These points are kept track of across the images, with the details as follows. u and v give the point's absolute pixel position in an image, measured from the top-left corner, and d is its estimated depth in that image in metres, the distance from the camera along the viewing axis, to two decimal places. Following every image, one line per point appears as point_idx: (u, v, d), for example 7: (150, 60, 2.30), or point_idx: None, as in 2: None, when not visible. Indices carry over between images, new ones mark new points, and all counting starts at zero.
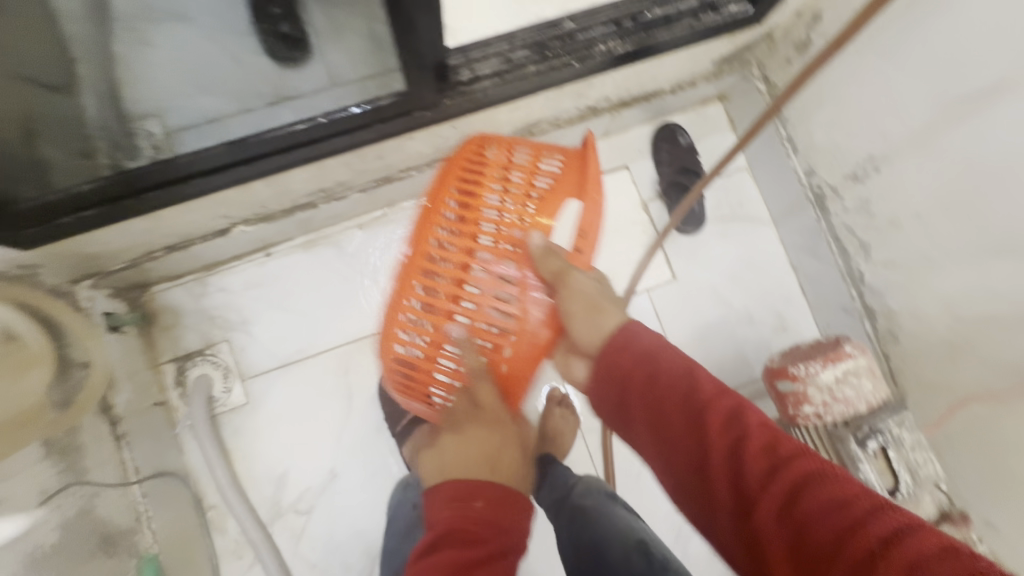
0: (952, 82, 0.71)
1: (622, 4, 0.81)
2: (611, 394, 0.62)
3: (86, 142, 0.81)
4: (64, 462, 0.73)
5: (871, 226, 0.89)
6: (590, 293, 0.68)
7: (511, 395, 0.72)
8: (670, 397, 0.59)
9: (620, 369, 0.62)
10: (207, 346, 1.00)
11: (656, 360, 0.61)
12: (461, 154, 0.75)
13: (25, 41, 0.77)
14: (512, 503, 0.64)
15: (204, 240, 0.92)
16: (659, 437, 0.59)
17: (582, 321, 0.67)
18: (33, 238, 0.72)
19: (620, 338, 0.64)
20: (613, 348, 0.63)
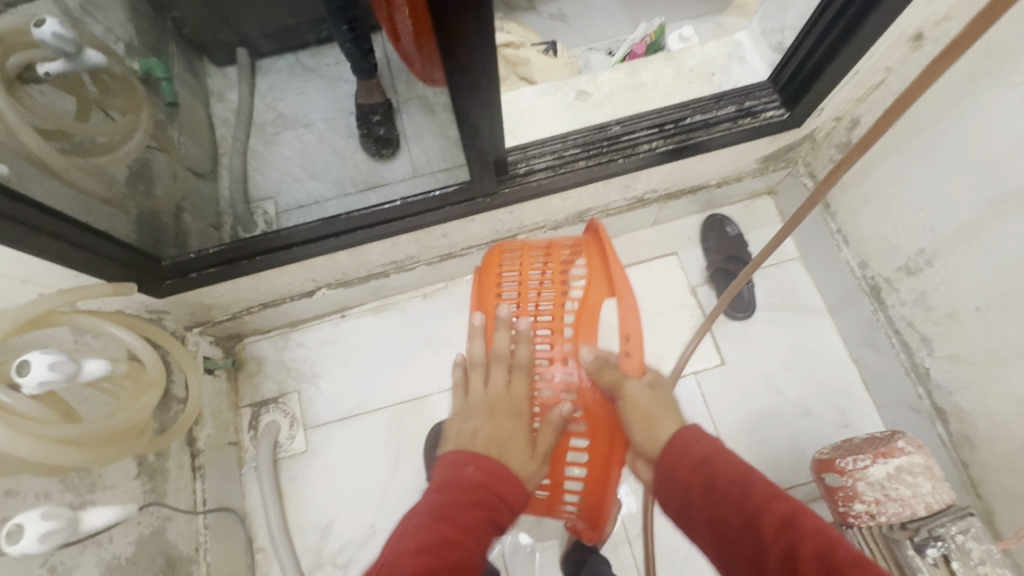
0: (991, 181, 0.72)
1: (664, 111, 0.93)
2: (672, 501, 0.58)
3: (217, 218, 1.01)
4: (150, 483, 0.84)
5: (930, 319, 0.87)
6: (643, 402, 0.69)
7: (603, 496, 0.80)
8: (722, 501, 0.53)
9: (681, 476, 0.58)
10: (280, 395, 1.11)
11: (714, 466, 0.56)
12: (495, 272, 0.87)
13: (186, 144, 1.03)
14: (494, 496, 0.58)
15: (292, 300, 1.07)
16: (721, 550, 0.53)
17: (642, 431, 0.66)
18: (168, 288, 0.90)
19: (675, 443, 0.60)
20: (673, 453, 0.60)
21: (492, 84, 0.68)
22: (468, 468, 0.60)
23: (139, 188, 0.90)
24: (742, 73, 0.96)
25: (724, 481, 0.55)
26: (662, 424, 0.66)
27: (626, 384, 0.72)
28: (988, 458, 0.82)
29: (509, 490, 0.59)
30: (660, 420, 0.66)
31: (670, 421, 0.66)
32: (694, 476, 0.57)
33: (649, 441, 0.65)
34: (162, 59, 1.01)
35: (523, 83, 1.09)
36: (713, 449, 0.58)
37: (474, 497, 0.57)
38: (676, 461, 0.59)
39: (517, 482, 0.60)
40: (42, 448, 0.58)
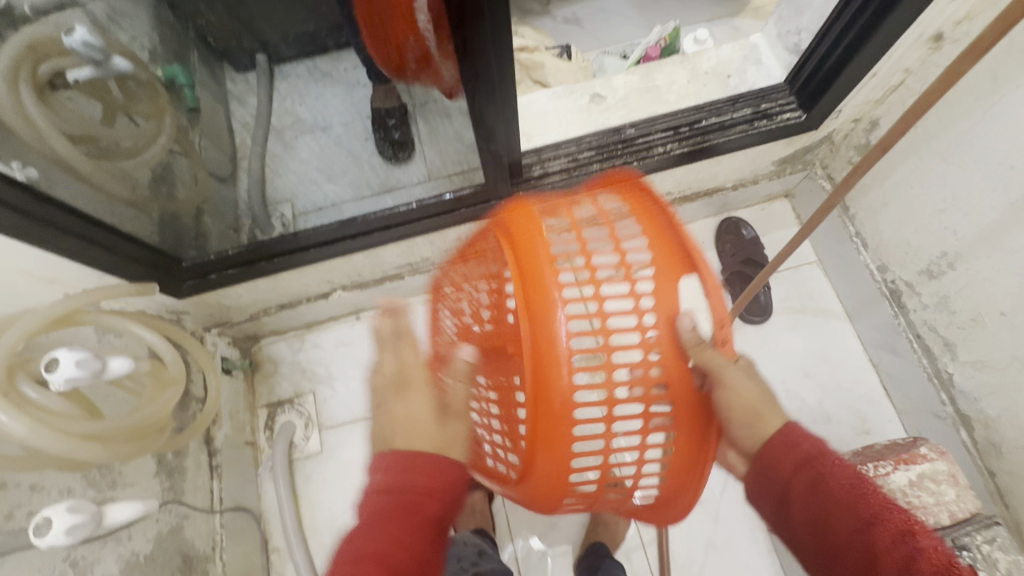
0: (1014, 183, 0.71)
1: (680, 114, 0.93)
2: (767, 497, 0.54)
3: (236, 221, 1.03)
4: (169, 481, 0.86)
5: (953, 324, 0.85)
6: (748, 398, 0.58)
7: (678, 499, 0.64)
8: (832, 508, 0.49)
9: (780, 474, 0.53)
10: (296, 396, 1.12)
11: (829, 473, 0.51)
12: (520, 214, 0.61)
13: (207, 149, 1.05)
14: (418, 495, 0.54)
15: (309, 301, 1.09)
16: (820, 554, 0.50)
17: (741, 427, 0.58)
18: (188, 289, 0.92)
19: (780, 438, 0.55)
20: (772, 448, 0.55)
21: (507, 87, 0.68)
22: (377, 477, 0.56)
23: (162, 192, 0.93)
24: (758, 75, 0.96)
25: (835, 485, 0.50)
26: (769, 422, 0.57)
27: (723, 371, 0.60)
28: (1015, 467, 0.80)
29: (422, 480, 0.54)
30: (764, 415, 0.58)
31: (776, 416, 0.58)
32: (797, 478, 0.52)
33: (754, 436, 0.57)
34: (185, 66, 1.03)
35: (538, 86, 1.09)
36: (823, 452, 0.53)
37: (385, 505, 0.53)
38: (776, 457, 0.54)
39: (429, 468, 0.55)
40: (67, 443, 0.59)
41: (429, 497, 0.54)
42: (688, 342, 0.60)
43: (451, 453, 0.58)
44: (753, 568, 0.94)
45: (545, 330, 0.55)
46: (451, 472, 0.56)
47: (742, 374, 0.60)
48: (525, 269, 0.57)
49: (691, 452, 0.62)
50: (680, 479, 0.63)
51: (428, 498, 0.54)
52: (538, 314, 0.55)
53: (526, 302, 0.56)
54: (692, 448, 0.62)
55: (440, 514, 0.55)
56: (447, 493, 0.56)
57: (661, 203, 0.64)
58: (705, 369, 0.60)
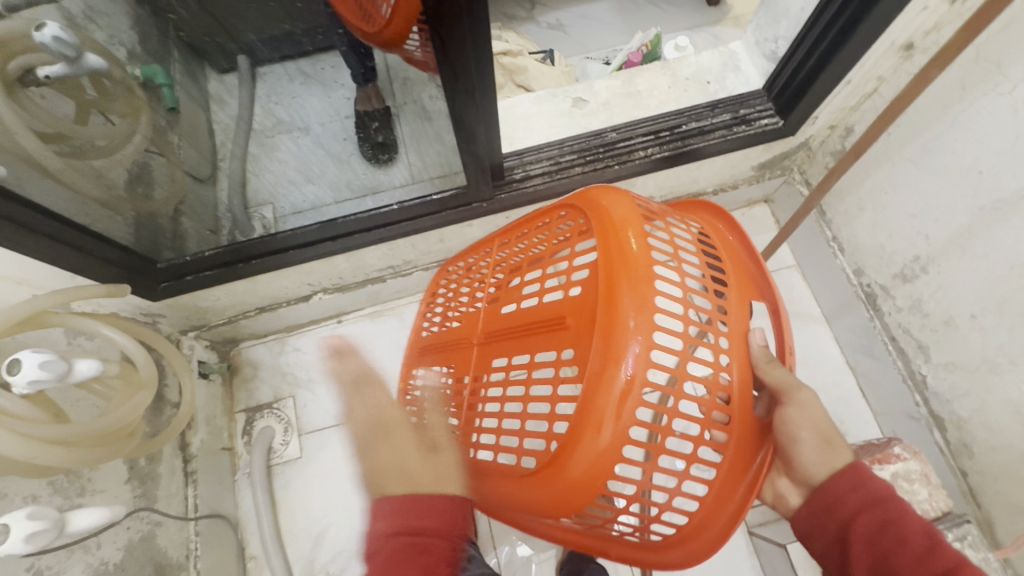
0: (982, 190, 0.73)
1: (660, 119, 0.94)
2: (826, 532, 0.57)
3: (215, 222, 1.02)
4: (141, 488, 0.84)
5: (925, 326, 0.87)
6: (819, 420, 0.60)
7: (709, 523, 0.64)
8: (899, 551, 0.52)
9: (842, 512, 0.56)
10: (275, 400, 1.11)
11: (896, 515, 0.53)
12: (607, 214, 0.64)
13: (184, 150, 1.04)
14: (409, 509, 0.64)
15: (289, 304, 1.08)
16: None
17: (813, 451, 0.59)
18: (163, 291, 0.90)
19: (848, 476, 0.57)
20: (839, 485, 0.57)
21: (489, 90, 0.69)
22: (379, 523, 0.64)
23: (139, 191, 0.91)
24: (738, 81, 0.97)
25: (903, 531, 0.52)
26: (838, 452, 0.60)
27: (797, 392, 0.61)
28: (986, 466, 0.81)
29: (431, 520, 0.63)
30: (835, 445, 0.60)
31: (843, 451, 0.60)
32: (861, 517, 0.54)
33: (819, 464, 0.59)
34: (165, 65, 1.02)
35: (521, 90, 1.10)
36: (887, 495, 0.55)
37: (402, 542, 0.61)
38: (840, 492, 0.56)
39: (432, 510, 0.64)
40: (31, 447, 0.57)
41: (437, 531, 0.63)
42: (760, 361, 0.64)
43: (445, 488, 0.68)
44: (735, 571, 0.94)
45: (620, 352, 0.56)
46: (450, 509, 0.65)
47: (817, 395, 0.61)
48: (614, 281, 0.59)
49: (740, 474, 0.63)
50: (715, 509, 0.64)
51: (436, 531, 0.63)
52: (615, 338, 0.57)
53: (609, 300, 0.59)
54: (738, 475, 0.63)
55: (444, 550, 0.62)
56: (448, 518, 0.64)
57: (751, 246, 0.71)
58: (779, 390, 0.62)
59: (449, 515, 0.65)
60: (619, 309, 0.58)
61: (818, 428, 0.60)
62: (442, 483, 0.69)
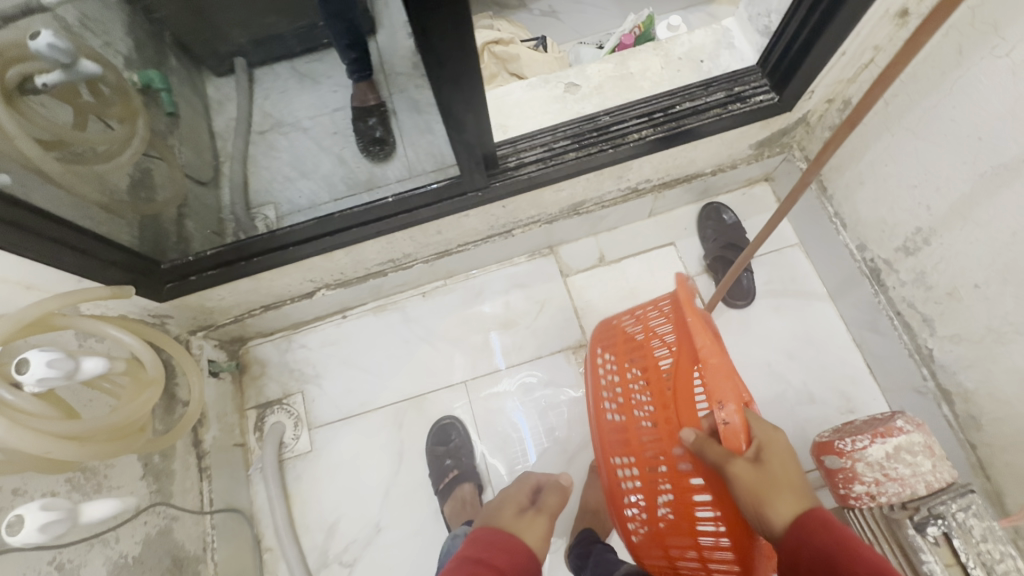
0: (984, 156, 0.71)
1: (653, 101, 0.93)
2: None
3: (219, 224, 1.03)
4: (156, 484, 0.86)
5: (930, 299, 0.86)
6: (747, 488, 0.58)
7: None
8: None
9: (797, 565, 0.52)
10: (285, 397, 1.13)
11: (840, 566, 0.48)
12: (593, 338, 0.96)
13: (185, 153, 1.06)
14: (500, 544, 0.62)
15: (294, 301, 1.09)
16: None
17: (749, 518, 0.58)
18: (169, 291, 0.93)
19: (792, 533, 0.53)
20: (784, 540, 0.53)
21: (477, 83, 0.69)
22: (462, 549, 0.63)
23: (142, 195, 0.94)
24: (732, 59, 0.96)
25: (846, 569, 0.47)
26: (775, 513, 0.55)
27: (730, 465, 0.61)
28: (995, 438, 0.81)
29: (501, 559, 0.60)
30: (773, 502, 0.56)
31: (789, 504, 0.55)
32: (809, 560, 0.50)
33: (764, 528, 0.56)
34: (162, 72, 1.05)
35: (515, 79, 1.10)
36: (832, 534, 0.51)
37: (468, 569, 0.59)
38: (792, 542, 0.53)
39: (503, 547, 0.61)
40: (44, 442, 0.59)
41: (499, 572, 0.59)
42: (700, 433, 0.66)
43: (526, 537, 0.63)
44: None
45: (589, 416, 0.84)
46: (520, 553, 0.61)
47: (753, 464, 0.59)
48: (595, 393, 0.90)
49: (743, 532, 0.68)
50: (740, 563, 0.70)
51: (498, 570, 0.59)
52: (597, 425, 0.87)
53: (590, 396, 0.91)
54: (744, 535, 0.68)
55: None
56: (520, 568, 0.60)
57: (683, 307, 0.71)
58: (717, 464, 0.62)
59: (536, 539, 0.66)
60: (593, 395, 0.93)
61: (738, 482, 0.59)
62: (524, 530, 0.64)
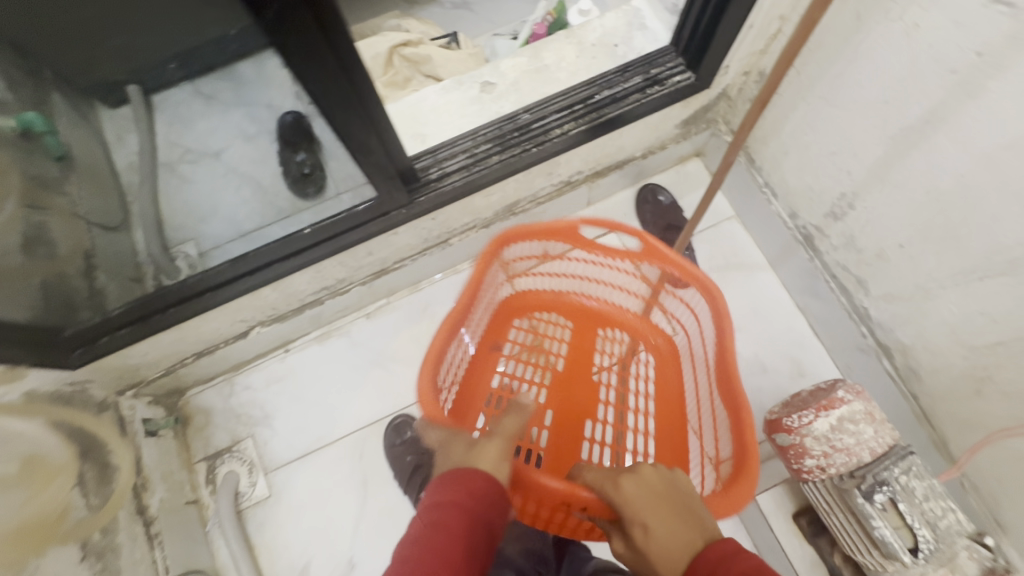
0: (892, 120, 0.72)
1: (571, 93, 0.90)
2: None
3: (136, 269, 0.97)
4: (99, 564, 0.78)
5: (862, 261, 0.88)
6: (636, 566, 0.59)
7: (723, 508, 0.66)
8: None
9: None
10: (234, 444, 1.07)
11: None
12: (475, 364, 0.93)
13: (86, 193, 0.98)
14: (463, 482, 0.58)
15: (227, 343, 1.03)
16: None
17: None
18: (78, 359, 0.85)
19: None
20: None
21: (375, 103, 0.65)
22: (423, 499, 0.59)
23: (40, 255, 0.85)
24: (645, 40, 0.94)
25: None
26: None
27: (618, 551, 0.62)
28: (933, 387, 0.84)
29: (465, 498, 0.57)
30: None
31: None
32: None
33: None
34: (42, 113, 0.95)
35: (430, 81, 1.04)
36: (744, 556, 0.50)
37: (432, 518, 0.55)
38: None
39: (464, 485, 0.58)
40: None
41: (465, 509, 0.56)
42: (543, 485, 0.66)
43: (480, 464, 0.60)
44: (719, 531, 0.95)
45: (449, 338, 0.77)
46: (484, 484, 0.58)
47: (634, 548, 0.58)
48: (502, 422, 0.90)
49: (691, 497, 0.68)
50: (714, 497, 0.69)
51: (465, 510, 0.56)
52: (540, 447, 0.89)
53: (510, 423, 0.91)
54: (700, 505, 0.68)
55: (476, 532, 0.56)
56: (485, 499, 0.58)
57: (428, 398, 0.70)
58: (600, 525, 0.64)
59: (480, 534, 0.56)
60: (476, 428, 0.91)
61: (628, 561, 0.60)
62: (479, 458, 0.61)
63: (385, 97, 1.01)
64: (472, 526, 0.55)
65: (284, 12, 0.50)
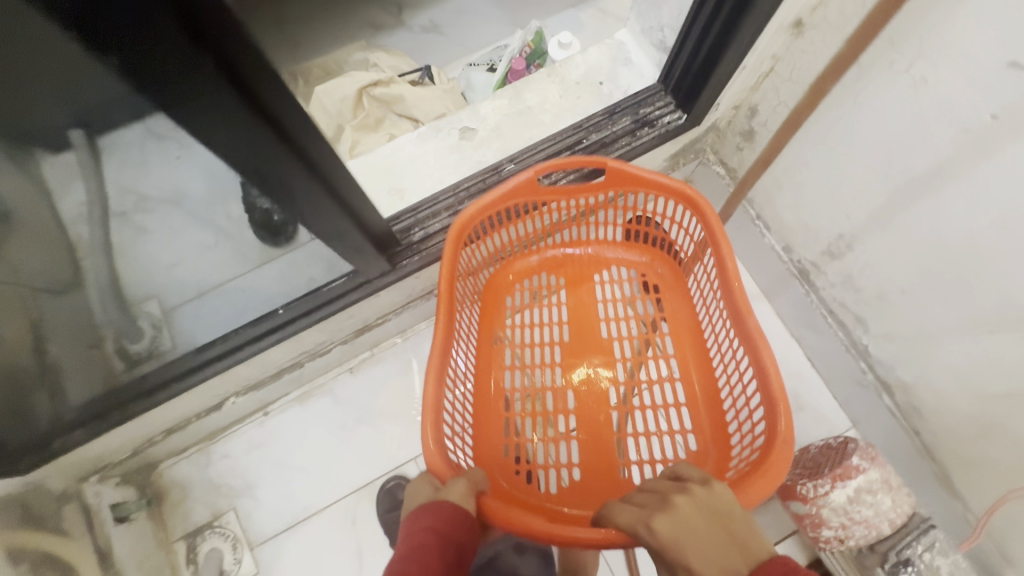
0: (896, 169, 0.69)
1: (557, 139, 0.85)
2: None
3: (94, 334, 0.91)
4: None
5: (861, 300, 0.86)
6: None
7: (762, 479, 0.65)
8: None
9: None
10: (215, 518, 1.00)
11: None
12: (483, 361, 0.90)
13: (35, 256, 0.81)
14: (432, 510, 0.60)
15: (200, 415, 0.99)
16: None
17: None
18: (29, 463, 0.78)
19: None
20: None
21: (328, 156, 0.59)
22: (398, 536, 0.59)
23: None
24: (631, 77, 0.89)
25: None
26: None
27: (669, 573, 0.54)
28: (936, 427, 0.83)
29: (434, 521, 0.59)
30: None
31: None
32: None
33: None
34: None
35: (405, 121, 0.99)
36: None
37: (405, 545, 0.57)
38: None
39: (433, 513, 0.60)
40: None
41: (437, 532, 0.58)
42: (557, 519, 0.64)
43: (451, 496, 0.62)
44: None
45: (449, 323, 0.76)
46: (450, 510, 0.60)
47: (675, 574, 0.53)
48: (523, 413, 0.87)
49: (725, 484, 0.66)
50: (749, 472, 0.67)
51: (433, 532, 0.58)
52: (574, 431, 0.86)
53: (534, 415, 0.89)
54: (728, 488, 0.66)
55: (450, 552, 0.57)
56: (454, 523, 0.60)
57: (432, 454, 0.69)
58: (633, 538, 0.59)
59: (458, 560, 0.58)
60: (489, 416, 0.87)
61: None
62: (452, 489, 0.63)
63: (356, 145, 0.95)
64: (445, 544, 0.57)
65: (167, 43, 0.42)
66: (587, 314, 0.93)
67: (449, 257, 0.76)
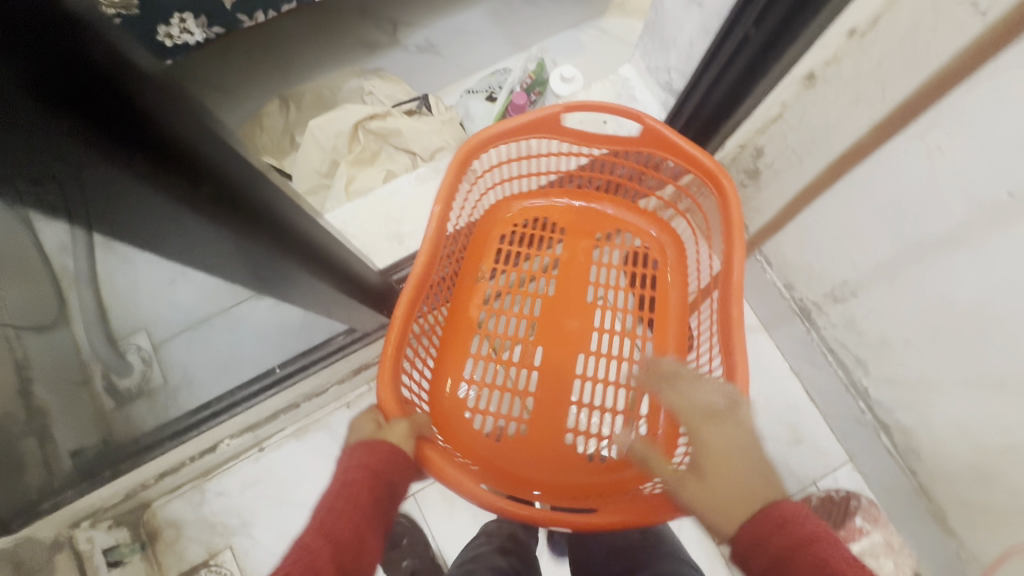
0: (907, 227, 0.68)
1: None
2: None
3: (83, 368, 0.91)
4: None
5: (863, 344, 0.86)
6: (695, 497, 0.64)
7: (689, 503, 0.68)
8: None
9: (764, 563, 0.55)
10: (211, 557, 0.99)
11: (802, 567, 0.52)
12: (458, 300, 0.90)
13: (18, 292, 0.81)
14: (372, 450, 0.64)
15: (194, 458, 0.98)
16: None
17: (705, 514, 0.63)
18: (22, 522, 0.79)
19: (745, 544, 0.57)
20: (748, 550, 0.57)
21: (288, 208, 0.53)
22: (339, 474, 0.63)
23: None
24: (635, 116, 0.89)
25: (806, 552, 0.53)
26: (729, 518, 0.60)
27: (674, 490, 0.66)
28: (934, 470, 0.83)
29: (377, 462, 0.63)
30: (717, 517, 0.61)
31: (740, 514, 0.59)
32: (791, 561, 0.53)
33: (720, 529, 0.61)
34: None
35: (402, 155, 0.96)
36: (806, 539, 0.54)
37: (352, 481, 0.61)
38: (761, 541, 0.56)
39: (377, 455, 0.63)
40: None
41: (376, 474, 0.62)
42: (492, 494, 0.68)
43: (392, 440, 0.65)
44: None
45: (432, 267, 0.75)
46: (392, 453, 0.64)
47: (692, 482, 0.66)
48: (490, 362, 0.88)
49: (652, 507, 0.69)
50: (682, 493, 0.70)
51: (377, 480, 0.62)
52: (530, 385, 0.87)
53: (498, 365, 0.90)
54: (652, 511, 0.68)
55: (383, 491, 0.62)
56: (394, 466, 0.64)
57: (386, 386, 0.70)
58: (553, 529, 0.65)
59: (387, 500, 0.62)
60: (454, 352, 0.87)
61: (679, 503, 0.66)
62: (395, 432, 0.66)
63: (353, 181, 0.92)
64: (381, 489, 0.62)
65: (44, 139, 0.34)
66: (577, 278, 0.92)
67: (450, 186, 0.75)
